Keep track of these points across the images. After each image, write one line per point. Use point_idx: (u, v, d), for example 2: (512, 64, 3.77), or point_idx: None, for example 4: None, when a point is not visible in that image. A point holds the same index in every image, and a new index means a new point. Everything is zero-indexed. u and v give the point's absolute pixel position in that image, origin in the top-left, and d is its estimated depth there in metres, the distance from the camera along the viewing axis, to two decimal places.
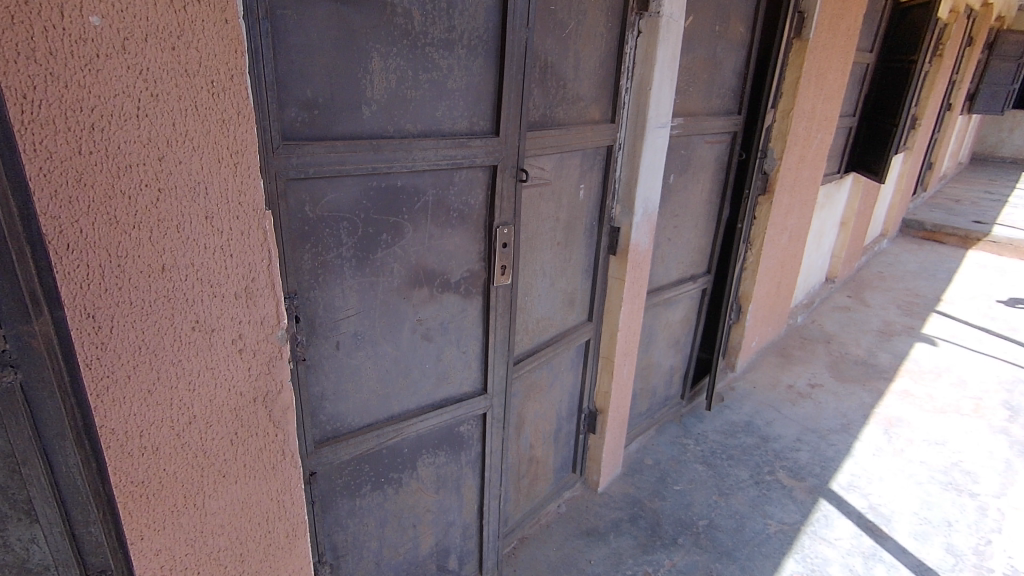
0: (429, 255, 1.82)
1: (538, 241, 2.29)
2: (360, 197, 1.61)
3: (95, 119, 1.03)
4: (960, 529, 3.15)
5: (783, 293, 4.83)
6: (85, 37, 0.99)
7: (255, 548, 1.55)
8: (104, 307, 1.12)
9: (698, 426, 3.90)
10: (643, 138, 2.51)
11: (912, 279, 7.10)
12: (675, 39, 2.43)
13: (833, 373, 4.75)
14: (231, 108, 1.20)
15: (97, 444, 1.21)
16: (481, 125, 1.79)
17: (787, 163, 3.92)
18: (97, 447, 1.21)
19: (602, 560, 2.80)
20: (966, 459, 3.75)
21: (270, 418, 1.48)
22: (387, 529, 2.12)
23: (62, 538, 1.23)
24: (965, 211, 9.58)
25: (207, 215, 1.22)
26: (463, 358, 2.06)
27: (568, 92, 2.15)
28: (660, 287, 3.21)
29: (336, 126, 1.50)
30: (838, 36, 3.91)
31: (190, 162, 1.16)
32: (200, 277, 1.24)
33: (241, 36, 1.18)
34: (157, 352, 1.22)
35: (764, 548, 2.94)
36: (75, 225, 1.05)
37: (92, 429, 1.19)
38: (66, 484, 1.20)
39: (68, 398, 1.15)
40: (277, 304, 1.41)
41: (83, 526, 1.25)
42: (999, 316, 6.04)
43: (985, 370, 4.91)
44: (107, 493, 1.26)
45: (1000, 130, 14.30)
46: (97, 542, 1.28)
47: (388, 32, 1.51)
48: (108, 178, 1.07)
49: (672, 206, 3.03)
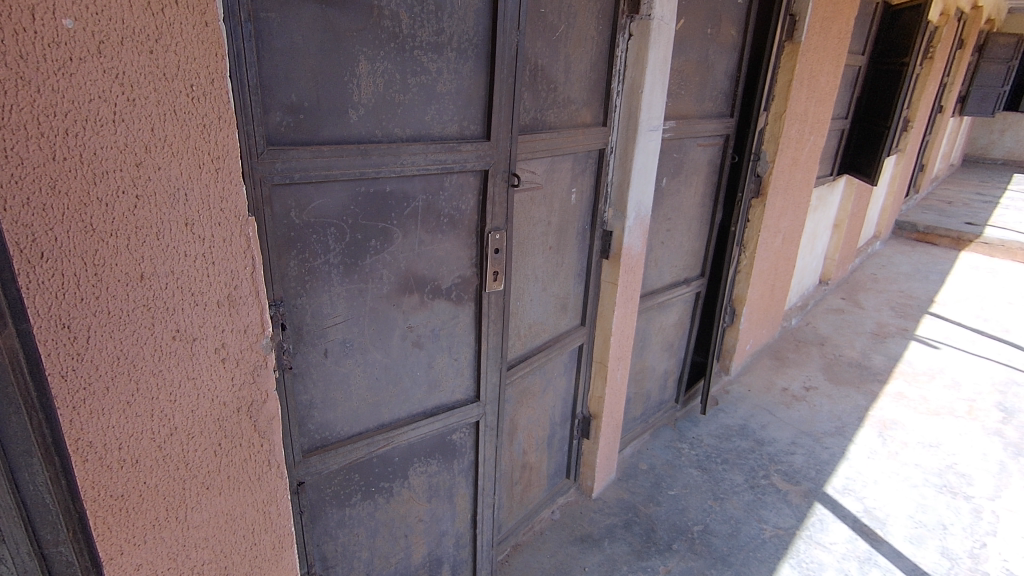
0: (419, 261, 1.79)
1: (530, 246, 2.27)
2: (347, 202, 1.58)
3: (69, 124, 1.00)
4: (955, 532, 3.14)
5: (776, 295, 4.83)
6: (58, 40, 0.96)
7: (241, 560, 1.52)
8: (80, 317, 1.09)
9: (692, 431, 3.88)
10: (636, 141, 2.49)
11: (906, 281, 7.12)
12: (666, 42, 2.41)
13: (828, 376, 4.74)
14: (212, 112, 1.18)
15: (68, 460, 1.16)
16: (472, 129, 1.76)
17: (780, 165, 3.92)
18: (68, 464, 1.16)
19: (596, 567, 2.78)
20: (960, 461, 3.75)
21: (255, 428, 1.45)
22: (378, 539, 2.08)
23: (29, 558, 1.18)
24: (957, 213, 9.63)
25: (187, 221, 1.19)
26: (455, 365, 2.04)
27: (559, 95, 2.13)
28: (654, 291, 3.20)
29: (322, 131, 1.48)
30: (829, 39, 3.92)
31: (169, 168, 1.13)
32: (180, 285, 1.21)
33: (221, 38, 1.16)
34: (136, 362, 1.19)
35: (760, 553, 2.92)
36: (49, 233, 1.02)
37: (63, 446, 1.14)
38: (33, 501, 1.15)
39: (36, 413, 1.10)
40: (261, 311, 1.38)
41: (53, 545, 1.20)
42: (992, 317, 6.06)
43: (978, 371, 4.91)
44: (78, 510, 1.20)
45: (991, 133, 14.42)
46: (67, 561, 1.22)
47: (375, 35, 1.48)
48: (83, 184, 1.04)
49: (665, 210, 3.01)
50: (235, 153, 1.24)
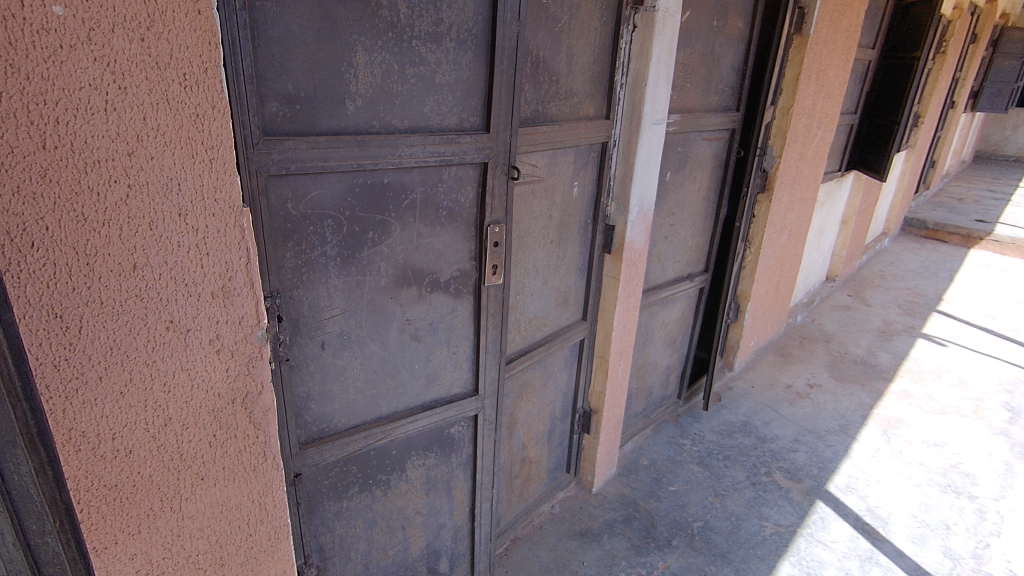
0: (418, 253, 1.78)
1: (531, 239, 2.25)
2: (345, 194, 1.57)
3: (60, 113, 1.00)
4: (959, 532, 3.11)
5: (782, 292, 4.79)
6: (48, 27, 0.95)
7: (236, 551, 1.52)
8: (72, 307, 1.09)
9: (694, 427, 3.86)
10: (639, 135, 2.46)
11: (914, 278, 7.05)
12: (671, 34, 2.38)
13: (832, 373, 4.71)
14: (205, 102, 1.16)
15: (54, 450, 1.15)
16: (471, 121, 1.74)
17: (787, 160, 3.87)
18: (53, 453, 1.15)
19: (595, 562, 2.78)
20: (965, 460, 3.71)
21: (249, 419, 1.45)
22: (376, 531, 2.08)
23: (15, 549, 1.17)
24: (967, 210, 9.51)
25: (180, 211, 1.18)
26: (454, 359, 2.03)
27: (561, 88, 2.11)
28: (657, 286, 3.17)
29: (319, 122, 1.46)
30: (839, 32, 3.86)
31: (162, 158, 1.13)
32: (174, 276, 1.21)
33: (215, 27, 1.15)
34: (129, 352, 1.19)
35: (760, 550, 2.91)
36: (40, 223, 1.02)
37: (47, 435, 1.14)
38: (18, 491, 1.14)
39: (20, 403, 1.08)
40: (256, 303, 1.38)
41: (39, 536, 1.19)
42: (1001, 316, 5.99)
43: (985, 370, 4.86)
44: (65, 501, 1.20)
45: (1004, 129, 14.21)
46: (53, 552, 1.21)
47: (373, 25, 1.47)
48: (74, 173, 1.03)
49: (669, 205, 2.99)
50: (230, 143, 1.23)
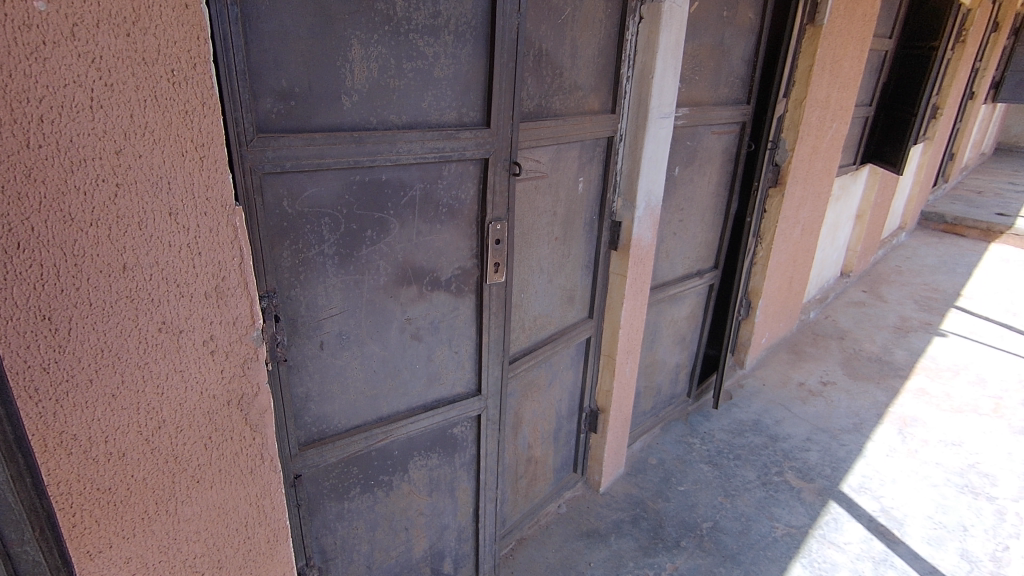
0: (418, 252, 1.75)
1: (534, 236, 2.21)
2: (342, 191, 1.54)
3: (44, 111, 0.97)
4: (977, 534, 3.03)
5: (794, 288, 4.71)
6: (30, 23, 0.93)
7: (234, 554, 1.51)
8: (61, 309, 1.07)
9: (704, 425, 3.80)
10: (646, 128, 2.41)
11: (931, 273, 6.90)
12: (679, 25, 2.32)
13: (846, 371, 4.61)
14: (195, 98, 1.14)
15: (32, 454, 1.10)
16: (471, 116, 1.71)
17: (800, 154, 3.79)
18: (31, 458, 1.10)
19: (601, 563, 2.74)
20: (984, 460, 3.62)
21: (246, 421, 1.43)
22: (378, 532, 2.07)
23: None
24: (987, 203, 9.30)
25: (171, 211, 1.16)
26: (456, 358, 2.00)
27: (565, 81, 2.06)
28: (665, 283, 3.12)
29: (314, 118, 1.44)
30: (854, 22, 3.76)
31: (151, 156, 1.10)
32: (165, 276, 1.19)
33: (203, 21, 1.12)
34: (120, 354, 1.17)
35: (770, 551, 2.86)
36: (26, 223, 1.00)
37: (25, 442, 1.08)
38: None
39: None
40: (251, 303, 1.35)
41: (18, 545, 1.12)
42: (1021, 312, 5.85)
43: (1005, 368, 4.75)
44: (43, 507, 1.14)
45: None
46: (34, 560, 1.15)
47: (368, 18, 1.43)
48: (60, 172, 1.01)
49: (677, 200, 2.93)
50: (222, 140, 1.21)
